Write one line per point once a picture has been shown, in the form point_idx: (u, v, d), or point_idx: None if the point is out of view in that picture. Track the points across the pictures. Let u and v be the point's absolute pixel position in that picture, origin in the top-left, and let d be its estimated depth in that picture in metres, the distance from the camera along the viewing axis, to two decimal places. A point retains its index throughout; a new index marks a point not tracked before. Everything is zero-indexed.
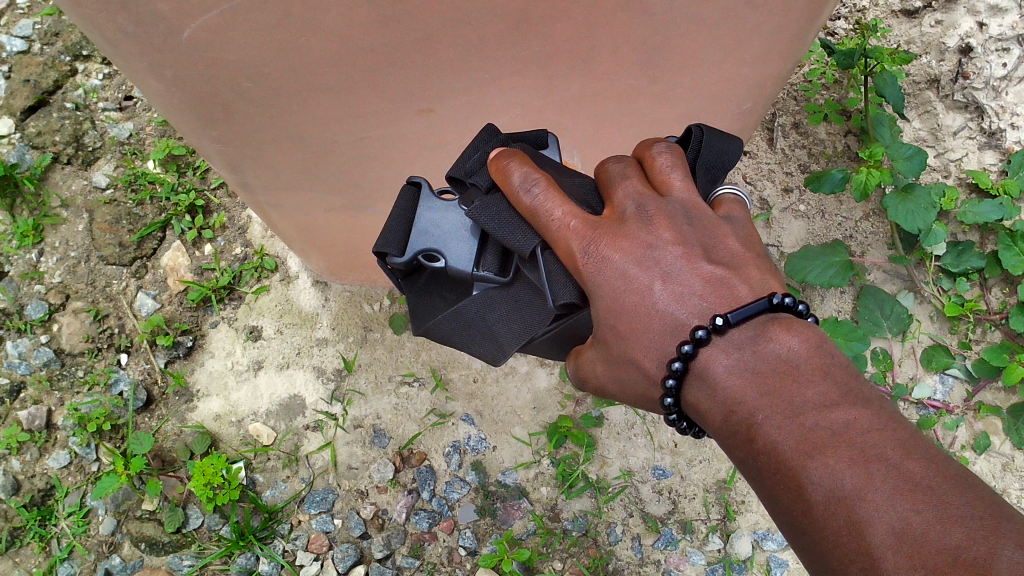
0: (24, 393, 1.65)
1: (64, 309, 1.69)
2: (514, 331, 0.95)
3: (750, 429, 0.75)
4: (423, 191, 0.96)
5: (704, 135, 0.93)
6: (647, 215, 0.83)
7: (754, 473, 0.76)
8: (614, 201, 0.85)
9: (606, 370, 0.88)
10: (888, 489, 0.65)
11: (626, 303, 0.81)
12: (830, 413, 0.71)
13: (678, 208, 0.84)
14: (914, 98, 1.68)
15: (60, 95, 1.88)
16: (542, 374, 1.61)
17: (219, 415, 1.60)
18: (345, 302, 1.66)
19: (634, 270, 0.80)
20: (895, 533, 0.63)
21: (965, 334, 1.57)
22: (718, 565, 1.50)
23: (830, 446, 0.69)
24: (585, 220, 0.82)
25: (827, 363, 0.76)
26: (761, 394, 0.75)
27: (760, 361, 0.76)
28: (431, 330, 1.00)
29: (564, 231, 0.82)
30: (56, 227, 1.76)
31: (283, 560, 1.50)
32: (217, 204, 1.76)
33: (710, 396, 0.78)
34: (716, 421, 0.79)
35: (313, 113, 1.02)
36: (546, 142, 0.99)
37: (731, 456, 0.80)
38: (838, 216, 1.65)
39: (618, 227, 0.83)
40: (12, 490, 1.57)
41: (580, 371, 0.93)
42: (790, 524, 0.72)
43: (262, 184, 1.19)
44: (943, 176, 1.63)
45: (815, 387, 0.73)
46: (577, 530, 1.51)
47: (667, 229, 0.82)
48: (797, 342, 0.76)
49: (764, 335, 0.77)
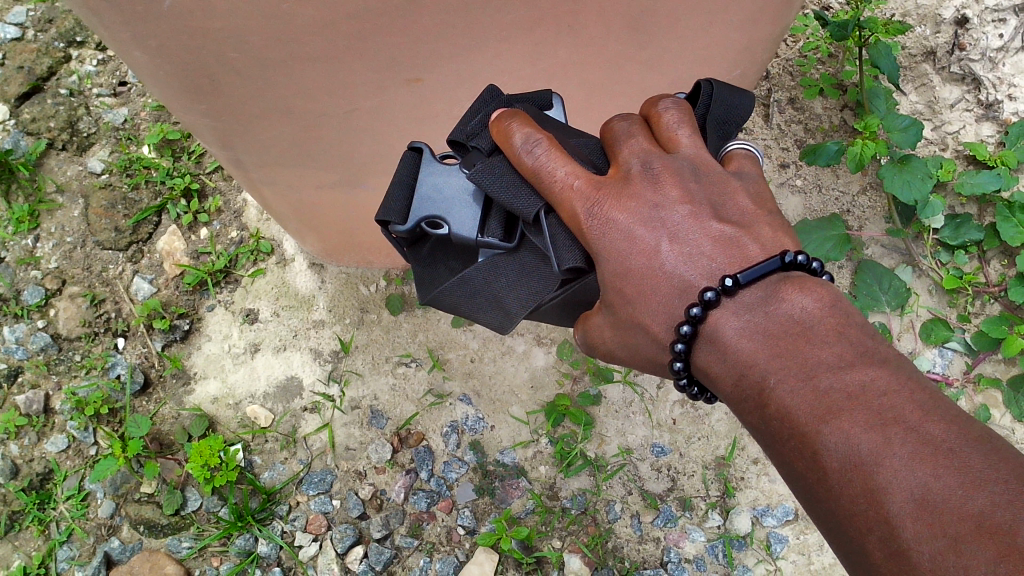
0: (22, 377, 1.65)
1: (61, 294, 1.70)
2: (519, 299, 0.94)
3: (763, 393, 0.74)
4: (425, 155, 0.94)
5: (713, 90, 0.92)
6: (653, 172, 0.82)
7: (767, 437, 0.75)
8: (620, 159, 0.85)
9: (614, 335, 0.86)
10: (907, 453, 0.64)
11: (632, 266, 0.80)
12: (845, 375, 0.70)
13: (686, 165, 0.83)
14: (911, 71, 1.66)
15: (54, 81, 1.88)
16: (540, 353, 1.60)
17: (217, 397, 1.60)
18: (341, 284, 1.66)
19: (640, 231, 0.80)
20: (915, 499, 0.63)
21: (963, 306, 1.57)
22: (717, 541, 1.49)
23: (845, 410, 0.68)
24: (589, 181, 0.81)
25: (842, 323, 0.75)
26: (773, 356, 0.74)
27: (773, 323, 0.76)
28: (436, 299, 0.98)
29: (567, 191, 0.81)
30: (52, 213, 1.77)
31: (282, 540, 1.50)
32: (213, 187, 1.76)
33: (720, 359, 0.78)
34: (729, 386, 0.78)
35: (304, 84, 1.02)
36: (551, 103, 0.98)
37: (742, 419, 0.80)
38: (835, 191, 1.64)
39: (623, 186, 0.82)
40: (11, 474, 1.58)
41: (586, 338, 0.90)
42: (804, 490, 0.72)
43: (253, 161, 1.19)
44: (940, 149, 1.62)
45: (829, 347, 0.73)
46: (576, 508, 1.51)
47: (674, 186, 0.81)
48: (810, 301, 0.75)
49: (775, 295, 0.76)
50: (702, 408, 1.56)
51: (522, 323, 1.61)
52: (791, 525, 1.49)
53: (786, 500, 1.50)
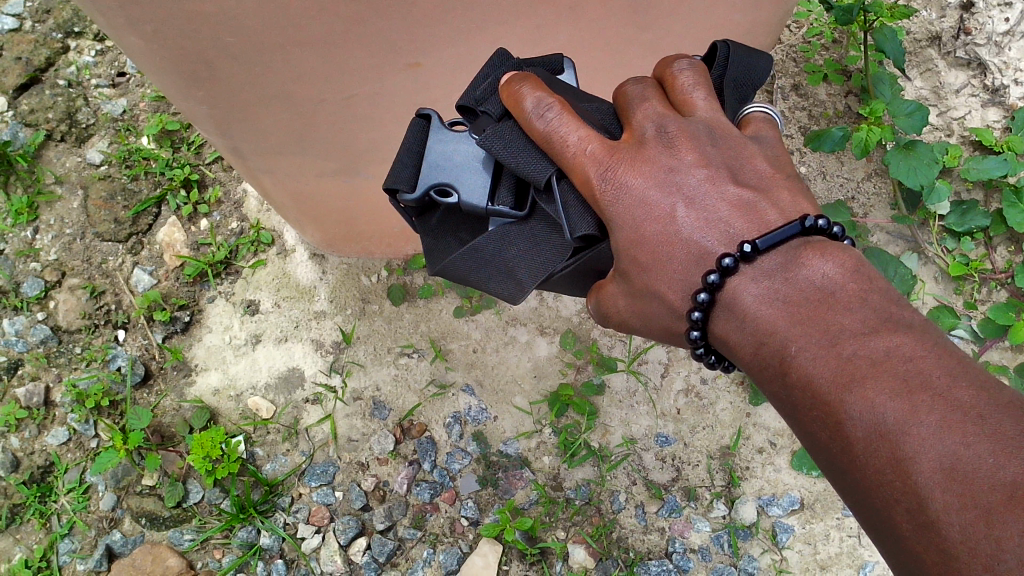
0: (22, 370, 1.64)
1: (60, 286, 1.69)
2: (531, 268, 0.92)
3: (784, 361, 0.74)
4: (433, 122, 0.94)
5: (730, 52, 0.91)
6: (667, 136, 0.83)
7: (790, 407, 0.75)
8: (634, 123, 0.85)
9: (628, 305, 0.87)
10: (934, 421, 0.63)
11: (649, 232, 0.81)
12: (868, 341, 0.70)
13: (702, 127, 0.83)
14: (915, 56, 1.65)
15: (53, 72, 1.87)
16: (543, 343, 1.59)
17: (218, 389, 1.59)
18: (342, 274, 1.64)
19: (655, 195, 0.80)
20: (943, 468, 0.62)
21: (970, 294, 1.56)
22: (723, 531, 1.48)
23: (869, 377, 0.68)
24: (602, 145, 0.82)
25: (865, 288, 0.74)
26: (794, 323, 0.74)
27: (793, 289, 0.75)
28: (446, 269, 0.97)
29: (580, 156, 0.81)
30: (51, 205, 1.76)
31: (284, 532, 1.49)
32: (213, 177, 1.75)
33: (739, 327, 0.78)
34: (750, 354, 0.78)
35: (300, 69, 1.00)
36: (562, 67, 0.96)
37: (764, 389, 0.79)
38: (839, 177, 1.63)
39: (637, 151, 0.83)
40: (12, 467, 1.57)
41: (600, 308, 0.91)
42: (828, 461, 0.72)
43: (252, 150, 1.18)
44: (945, 134, 1.61)
45: (851, 314, 0.72)
46: (580, 498, 1.50)
47: (690, 149, 0.82)
48: (832, 267, 0.75)
49: (796, 261, 0.76)
50: (706, 397, 1.55)
51: (525, 313, 1.60)
52: (797, 515, 1.49)
53: (791, 489, 1.50)
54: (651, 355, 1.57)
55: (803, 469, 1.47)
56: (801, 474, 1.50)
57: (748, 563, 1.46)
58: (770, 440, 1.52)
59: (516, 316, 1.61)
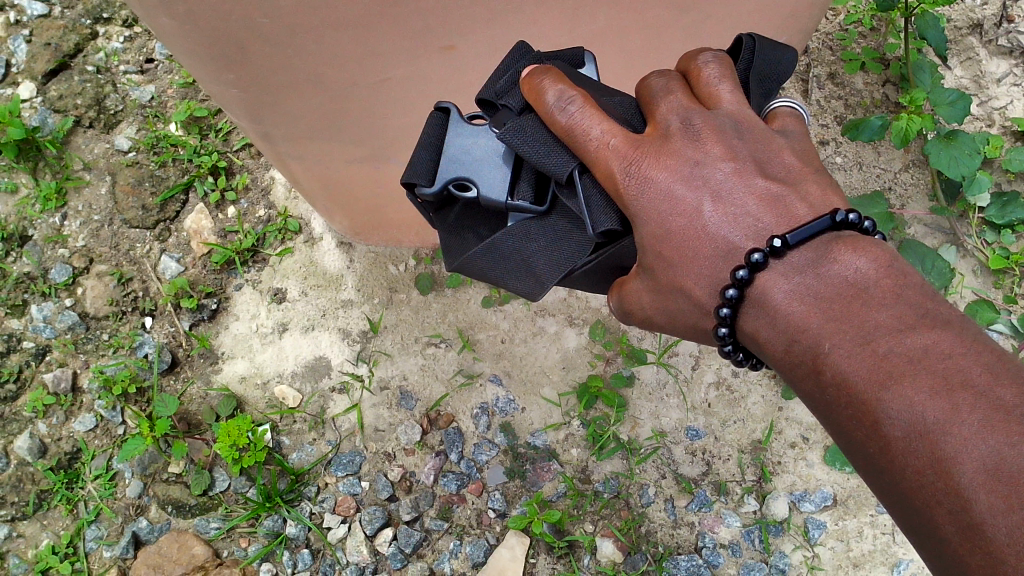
0: (49, 356, 1.63)
1: (88, 272, 1.69)
2: (550, 264, 0.90)
3: (818, 359, 0.72)
4: (452, 115, 0.92)
5: (756, 46, 0.89)
6: (693, 129, 0.80)
7: (823, 406, 0.73)
8: (657, 116, 0.83)
9: (652, 300, 0.85)
10: (976, 421, 0.61)
11: (673, 227, 0.79)
12: (905, 338, 0.67)
13: (727, 121, 0.81)
14: (956, 44, 1.62)
15: (81, 58, 1.86)
16: (571, 334, 1.57)
17: (245, 377, 1.58)
18: (370, 263, 1.63)
19: (680, 190, 0.78)
20: (986, 469, 0.59)
21: (1010, 288, 1.52)
22: (753, 526, 1.46)
23: (907, 375, 0.65)
24: (625, 138, 0.80)
25: (899, 283, 0.71)
26: (827, 320, 0.72)
27: (825, 284, 0.73)
28: (464, 266, 0.95)
29: (603, 149, 0.79)
30: (79, 190, 1.75)
31: (310, 522, 1.48)
32: (240, 165, 1.74)
33: (770, 325, 0.76)
34: (782, 351, 0.76)
35: (332, 52, 0.99)
36: (584, 61, 0.93)
37: (795, 388, 0.77)
38: (876, 168, 1.60)
39: (661, 144, 0.80)
40: (40, 452, 1.57)
41: (623, 303, 0.90)
42: (864, 461, 0.69)
43: (282, 135, 1.17)
44: (986, 125, 1.58)
45: (887, 309, 0.70)
46: (609, 491, 1.47)
47: (716, 143, 0.79)
48: (865, 262, 0.73)
49: (828, 256, 0.74)
50: (738, 390, 1.53)
51: (554, 304, 1.59)
52: (829, 511, 1.47)
53: (824, 485, 1.48)
54: (682, 347, 1.55)
55: (836, 464, 1.47)
56: (834, 469, 1.48)
57: (780, 559, 1.44)
58: (803, 435, 1.51)
59: (544, 308, 1.59)
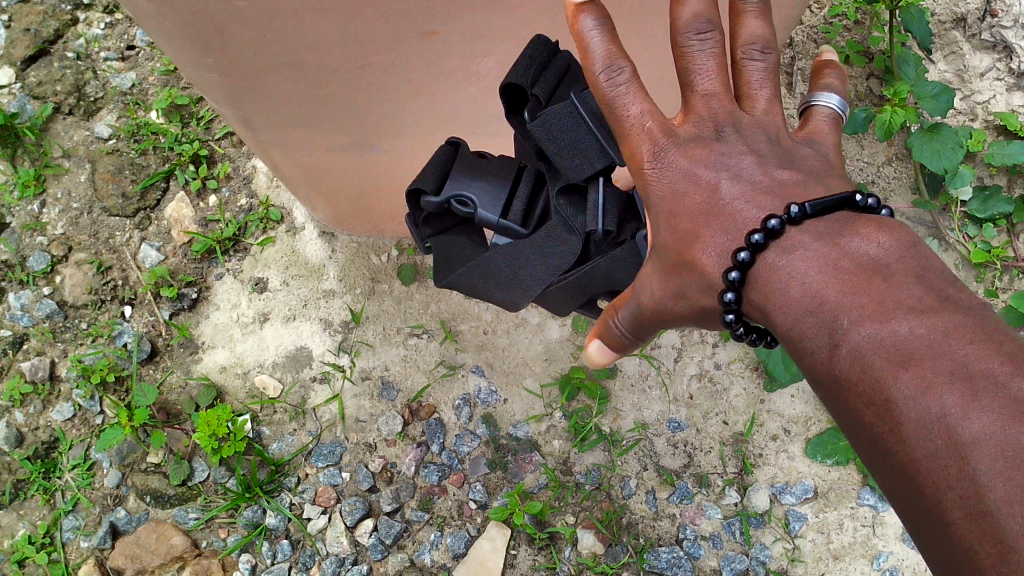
0: (28, 344, 1.61)
1: (67, 260, 1.66)
2: (537, 278, 1.00)
3: (834, 333, 0.69)
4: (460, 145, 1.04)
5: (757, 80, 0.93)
6: (730, 124, 0.83)
7: (833, 385, 0.70)
8: (696, 103, 0.85)
9: (665, 279, 0.85)
10: (995, 408, 0.59)
11: (693, 201, 0.81)
12: (926, 319, 0.65)
13: (761, 123, 0.84)
14: (940, 39, 1.63)
15: (61, 44, 1.84)
16: (554, 326, 1.57)
17: (225, 366, 1.57)
18: (352, 253, 1.63)
19: (706, 169, 0.81)
20: (1004, 456, 0.57)
21: (991, 282, 1.54)
22: (735, 518, 1.46)
23: (926, 356, 0.63)
24: (660, 122, 0.83)
25: (920, 267, 0.70)
26: (845, 294, 0.70)
27: (847, 258, 0.72)
28: (452, 282, 1.05)
29: (637, 130, 0.84)
30: (58, 177, 1.73)
31: (290, 512, 1.47)
32: (221, 153, 1.73)
33: (783, 296, 0.75)
34: (791, 327, 0.74)
35: (314, 36, 0.98)
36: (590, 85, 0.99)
37: (804, 366, 0.75)
38: (859, 161, 1.60)
39: (696, 132, 0.83)
40: (16, 442, 1.55)
41: (638, 308, 0.89)
42: (873, 443, 0.66)
43: (262, 121, 1.17)
44: (969, 119, 1.59)
45: (908, 291, 0.68)
46: (590, 483, 1.48)
47: (748, 139, 0.83)
48: (885, 241, 0.73)
49: (848, 230, 0.74)
50: (720, 383, 1.54)
51: None
52: (810, 504, 1.47)
53: (805, 478, 1.49)
54: (664, 339, 1.55)
55: (817, 456, 1.48)
56: (815, 462, 1.49)
57: (760, 551, 1.45)
58: (784, 427, 1.52)
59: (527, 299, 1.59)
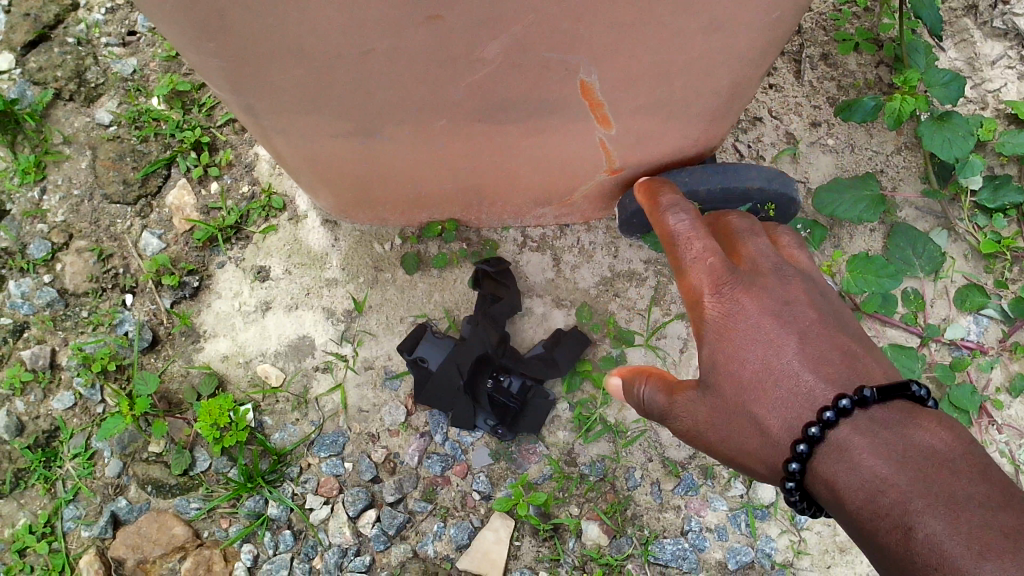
0: (28, 333, 1.59)
1: (67, 248, 1.64)
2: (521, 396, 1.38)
3: (901, 518, 0.74)
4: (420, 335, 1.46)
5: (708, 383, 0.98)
6: (783, 272, 1.02)
7: (899, 567, 0.74)
8: (747, 251, 1.06)
9: (725, 426, 0.96)
10: None
11: (758, 355, 0.94)
12: (993, 514, 0.70)
13: (813, 286, 1.02)
14: (951, 26, 1.61)
15: (62, 30, 1.78)
16: (559, 316, 1.57)
17: (227, 355, 1.56)
18: (355, 241, 1.61)
19: (770, 319, 0.96)
20: None
21: (1001, 272, 1.53)
22: (739, 510, 1.46)
23: (998, 547, 0.67)
24: (721, 264, 1.02)
25: (980, 460, 0.76)
26: (911, 481, 0.75)
27: (908, 448, 0.78)
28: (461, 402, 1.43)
29: (700, 257, 1.05)
30: (59, 164, 1.69)
31: (293, 502, 1.46)
32: (224, 140, 1.70)
33: (846, 471, 0.81)
34: (863, 522, 0.78)
35: (316, 23, 0.96)
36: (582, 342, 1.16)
37: (864, 543, 0.80)
38: (868, 150, 1.58)
39: (755, 279, 1.01)
40: (17, 431, 1.53)
41: (681, 428, 1.03)
42: None
43: (264, 107, 1.15)
44: (980, 108, 1.57)
45: (972, 484, 0.73)
46: (595, 474, 1.47)
47: (799, 290, 1.00)
48: (947, 433, 0.78)
49: (911, 422, 0.80)
50: None
51: (541, 285, 1.58)
52: None
53: None
54: (670, 330, 1.55)
55: None
56: None
57: (765, 543, 1.44)
58: None
59: (532, 289, 1.58)
